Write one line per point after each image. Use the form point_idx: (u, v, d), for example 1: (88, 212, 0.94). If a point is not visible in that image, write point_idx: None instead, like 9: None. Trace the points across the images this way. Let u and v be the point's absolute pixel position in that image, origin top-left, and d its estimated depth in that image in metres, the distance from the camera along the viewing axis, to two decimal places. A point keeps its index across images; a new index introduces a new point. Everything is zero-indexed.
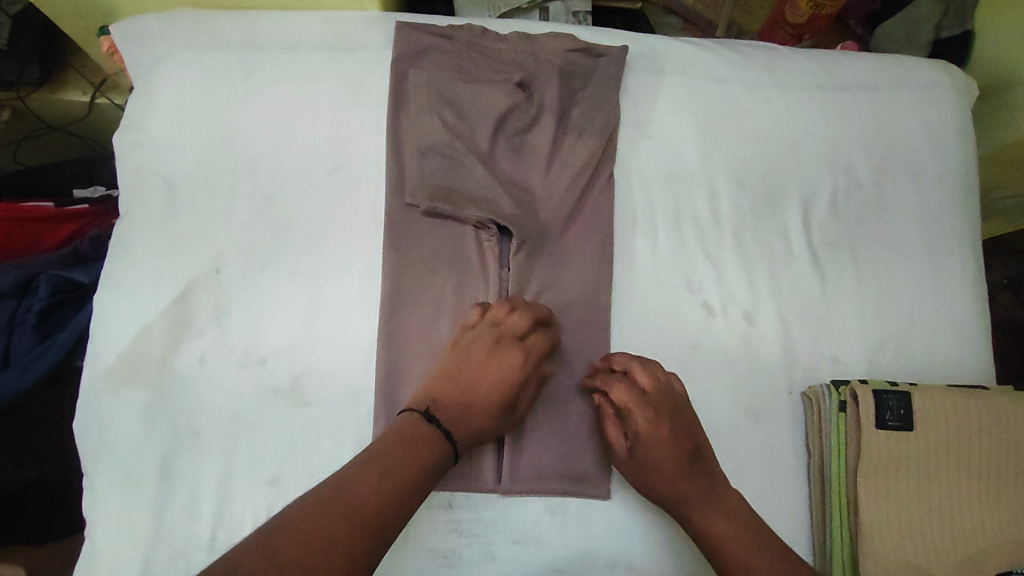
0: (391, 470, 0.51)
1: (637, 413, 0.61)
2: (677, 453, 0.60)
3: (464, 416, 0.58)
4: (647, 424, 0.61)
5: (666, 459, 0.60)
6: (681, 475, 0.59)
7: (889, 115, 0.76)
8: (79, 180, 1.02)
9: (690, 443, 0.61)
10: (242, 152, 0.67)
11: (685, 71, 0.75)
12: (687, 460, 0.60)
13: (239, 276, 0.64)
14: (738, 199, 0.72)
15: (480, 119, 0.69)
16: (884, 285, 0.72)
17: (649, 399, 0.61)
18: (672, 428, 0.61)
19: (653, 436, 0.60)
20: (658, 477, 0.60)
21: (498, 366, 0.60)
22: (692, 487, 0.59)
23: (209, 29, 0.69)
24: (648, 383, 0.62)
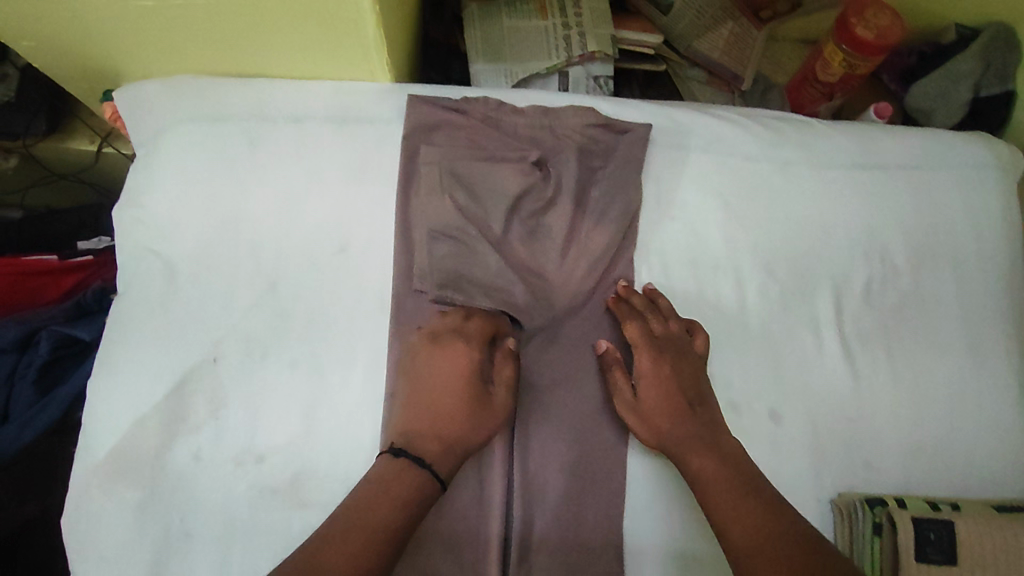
0: (390, 486, 0.52)
1: (644, 350, 0.62)
2: (675, 398, 0.60)
3: (439, 432, 0.56)
4: (653, 362, 0.62)
5: (660, 397, 0.60)
6: (678, 414, 0.59)
7: (929, 196, 0.72)
8: (83, 229, 0.98)
9: (693, 391, 0.61)
10: (244, 232, 0.64)
11: (712, 148, 0.71)
12: (687, 405, 0.60)
13: (238, 365, 0.62)
14: (766, 287, 0.68)
15: (495, 201, 0.65)
16: (919, 381, 0.68)
17: (659, 341, 0.62)
18: (678, 372, 0.61)
19: (655, 374, 0.61)
20: (657, 414, 0.59)
21: (444, 372, 0.58)
22: (688, 426, 0.58)
23: (212, 99, 0.66)
24: (659, 327, 0.63)
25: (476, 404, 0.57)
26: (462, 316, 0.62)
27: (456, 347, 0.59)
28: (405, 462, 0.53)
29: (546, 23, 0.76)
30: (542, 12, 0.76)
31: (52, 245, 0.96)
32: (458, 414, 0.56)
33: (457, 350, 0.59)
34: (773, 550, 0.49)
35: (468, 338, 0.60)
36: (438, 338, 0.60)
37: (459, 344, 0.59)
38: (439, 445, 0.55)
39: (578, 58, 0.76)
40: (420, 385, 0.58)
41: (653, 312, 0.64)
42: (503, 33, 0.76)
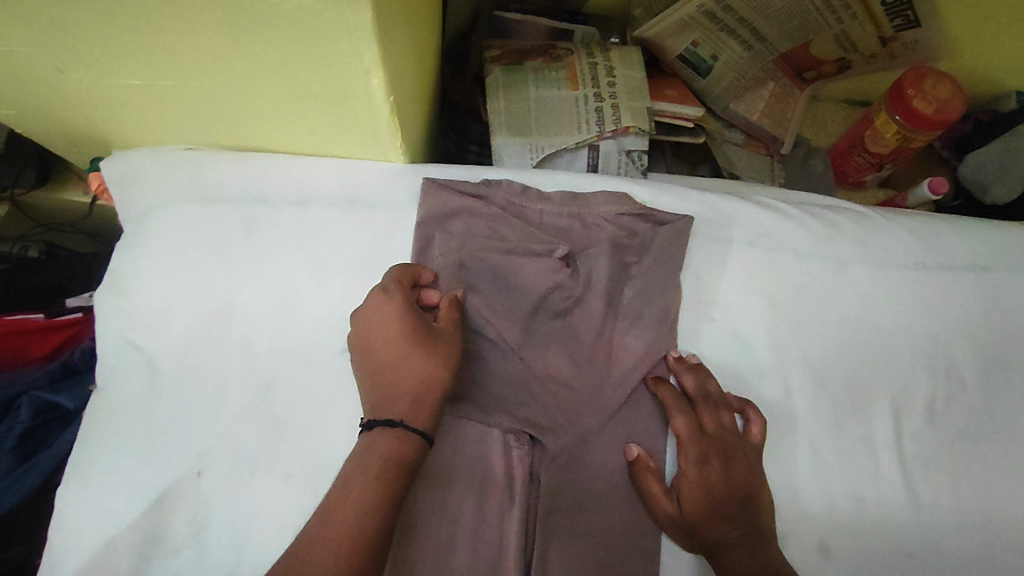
0: (373, 454, 0.45)
1: (691, 449, 0.57)
2: (723, 496, 0.55)
3: (406, 383, 0.48)
4: (700, 462, 0.56)
5: (704, 497, 0.55)
6: (724, 517, 0.54)
7: (998, 302, 0.65)
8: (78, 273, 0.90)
9: (743, 488, 0.55)
10: (236, 328, 0.57)
11: (760, 241, 0.64)
12: (734, 507, 0.54)
13: (224, 481, 0.54)
14: (819, 401, 0.61)
15: (517, 300, 0.58)
16: (991, 513, 0.60)
17: (709, 439, 0.57)
18: (730, 473, 0.55)
19: (701, 476, 0.56)
20: (701, 518, 0.54)
21: (392, 317, 0.50)
22: (730, 526, 0.53)
23: (208, 176, 0.60)
24: (711, 421, 0.58)
25: (422, 331, 0.49)
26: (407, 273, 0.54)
27: (392, 303, 0.51)
28: (392, 431, 0.46)
29: (575, 94, 0.71)
30: (571, 82, 0.72)
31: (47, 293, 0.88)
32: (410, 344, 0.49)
33: (396, 299, 0.51)
34: None
35: (404, 288, 0.52)
36: (384, 288, 0.52)
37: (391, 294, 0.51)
38: (413, 403, 0.47)
39: (610, 132, 0.69)
40: (370, 347, 0.50)
41: (704, 402, 0.58)
42: (529, 103, 0.70)
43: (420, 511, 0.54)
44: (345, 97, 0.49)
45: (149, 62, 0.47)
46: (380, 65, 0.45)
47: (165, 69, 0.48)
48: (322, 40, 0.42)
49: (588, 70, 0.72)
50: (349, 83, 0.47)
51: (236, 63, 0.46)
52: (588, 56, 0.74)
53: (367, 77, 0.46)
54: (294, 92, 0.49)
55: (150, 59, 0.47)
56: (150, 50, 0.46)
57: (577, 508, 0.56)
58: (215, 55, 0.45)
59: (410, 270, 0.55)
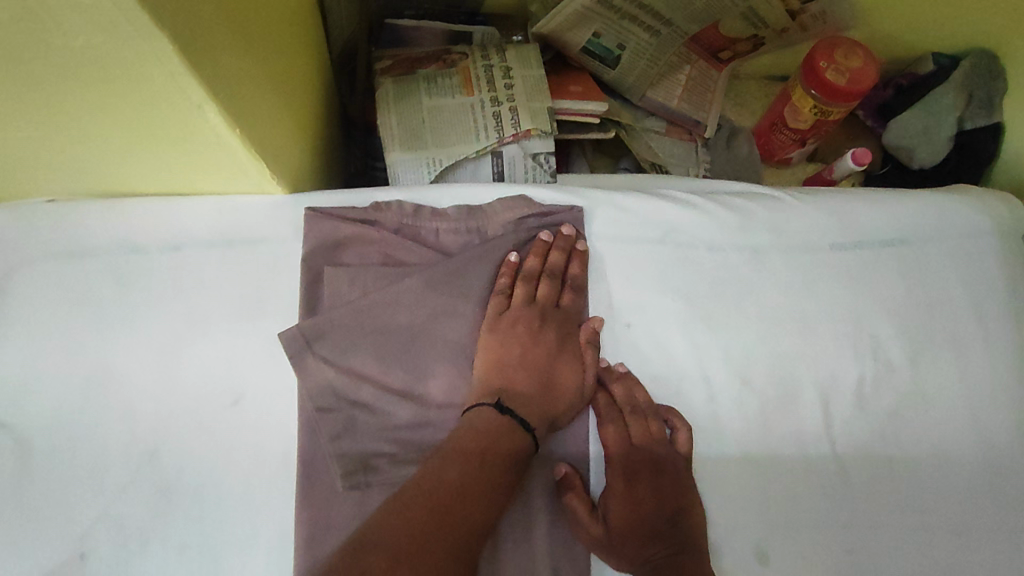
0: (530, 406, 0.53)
1: (617, 462, 0.55)
2: (653, 511, 0.53)
3: (485, 459, 0.49)
4: (629, 474, 0.55)
5: (629, 513, 0.53)
6: (651, 532, 0.52)
7: (922, 276, 0.63)
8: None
9: (669, 503, 0.54)
10: (114, 391, 0.53)
11: (671, 239, 0.61)
12: (661, 522, 0.53)
13: (110, 560, 0.49)
14: (744, 400, 0.59)
15: (412, 333, 0.55)
16: (926, 494, 0.59)
17: (637, 451, 0.55)
18: (655, 485, 0.54)
19: (631, 490, 0.54)
20: (627, 534, 0.53)
21: (512, 356, 0.54)
22: (656, 544, 0.52)
23: (68, 229, 0.55)
24: (640, 432, 0.56)
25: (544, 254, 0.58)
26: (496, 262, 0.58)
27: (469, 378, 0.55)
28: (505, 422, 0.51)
29: (470, 100, 0.67)
30: (466, 87, 0.68)
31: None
32: (495, 410, 0.51)
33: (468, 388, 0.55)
34: None
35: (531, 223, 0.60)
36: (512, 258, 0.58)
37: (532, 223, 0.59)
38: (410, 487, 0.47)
39: (510, 137, 0.66)
40: (514, 342, 0.55)
41: (633, 412, 0.56)
42: (421, 115, 0.67)
43: None
44: (188, 134, 0.45)
45: None
46: (210, 100, 0.40)
47: None
48: (136, 83, 0.38)
49: (483, 73, 0.69)
50: (187, 120, 0.43)
51: (60, 115, 0.42)
52: (483, 58, 0.70)
53: (201, 112, 0.42)
54: (133, 135, 0.45)
55: None
56: None
57: (499, 544, 0.53)
58: (28, 109, 0.41)
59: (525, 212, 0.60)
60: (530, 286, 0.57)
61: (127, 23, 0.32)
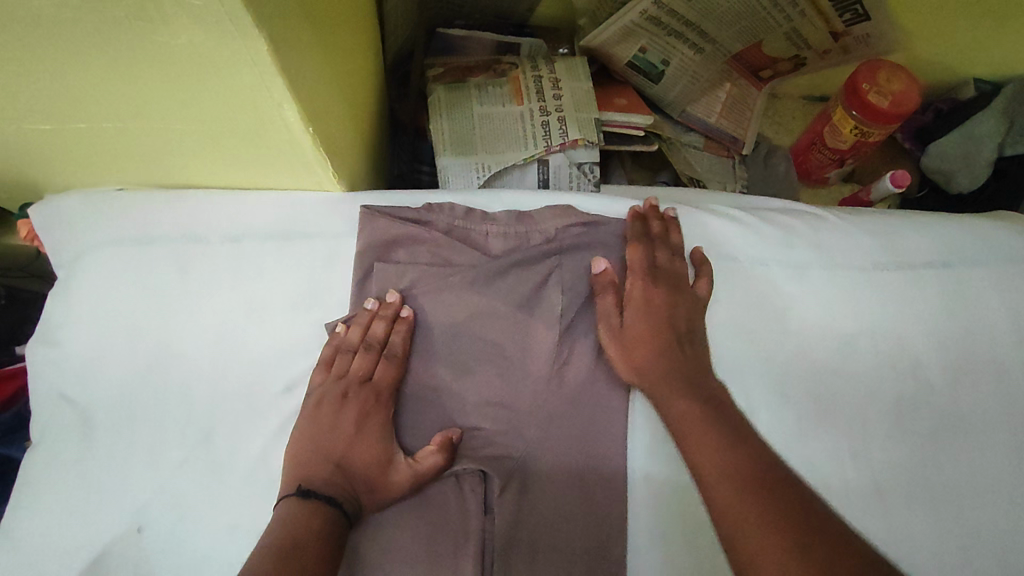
0: (331, 487, 0.51)
1: (639, 275, 0.59)
2: (667, 326, 0.57)
3: (323, 490, 0.50)
4: (645, 290, 0.59)
5: (643, 322, 0.58)
6: (662, 363, 0.56)
7: (966, 299, 0.63)
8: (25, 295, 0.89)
9: (685, 325, 0.58)
10: (173, 373, 0.55)
11: (714, 251, 0.62)
12: (675, 344, 0.57)
13: (166, 535, 0.52)
14: (782, 411, 0.59)
15: (460, 334, 0.58)
16: (963, 517, 0.59)
17: (660, 270, 0.60)
18: (672, 305, 0.58)
19: (647, 308, 0.58)
20: (651, 364, 0.56)
21: (307, 441, 0.53)
22: (675, 376, 0.55)
23: (138, 219, 0.58)
24: (663, 258, 0.60)
25: (402, 322, 0.57)
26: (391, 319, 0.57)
27: (386, 370, 0.56)
28: (326, 508, 0.50)
29: (520, 109, 0.69)
30: (515, 97, 0.70)
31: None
32: (299, 496, 0.50)
33: (382, 371, 0.56)
34: (748, 456, 0.49)
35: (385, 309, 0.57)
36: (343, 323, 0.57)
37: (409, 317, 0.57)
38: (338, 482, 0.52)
39: (558, 146, 0.67)
40: (329, 443, 0.54)
41: (659, 241, 0.61)
42: (472, 121, 0.69)
43: (376, 552, 0.52)
44: (263, 131, 0.48)
45: (52, 106, 0.45)
46: (290, 98, 0.43)
47: (71, 112, 0.46)
48: (224, 78, 0.41)
49: (533, 84, 0.71)
50: (264, 116, 0.46)
51: (149, 106, 0.45)
52: (532, 69, 0.72)
53: (280, 109, 0.44)
54: (210, 127, 0.47)
55: (54, 101, 0.45)
56: (48, 91, 0.43)
57: (536, 544, 0.54)
58: (122, 99, 0.44)
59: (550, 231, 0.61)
60: (346, 361, 0.56)
61: (230, 21, 0.35)
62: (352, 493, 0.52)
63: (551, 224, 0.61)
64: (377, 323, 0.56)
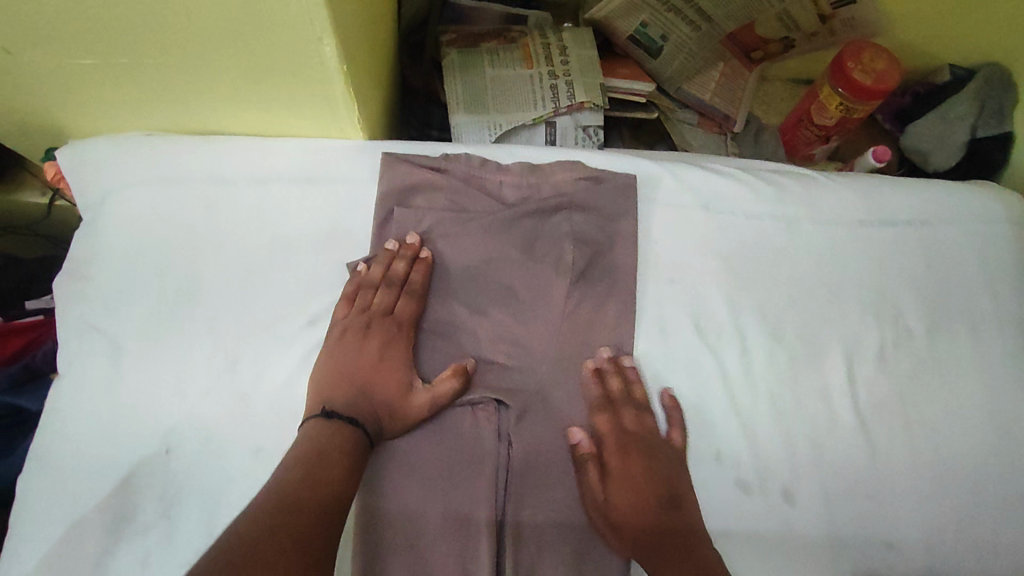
0: (359, 409, 0.55)
1: (614, 459, 0.58)
2: (653, 503, 0.56)
3: (345, 414, 0.54)
4: (621, 459, 0.58)
5: (630, 496, 0.56)
6: (652, 520, 0.55)
7: (943, 255, 0.68)
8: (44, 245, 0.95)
9: (666, 487, 0.56)
10: (201, 306, 0.58)
11: (713, 205, 0.66)
12: (659, 512, 0.55)
13: (193, 457, 0.55)
14: (774, 352, 0.64)
15: (476, 275, 0.61)
16: (940, 453, 0.63)
17: (629, 436, 0.59)
18: (650, 470, 0.57)
19: (624, 472, 0.57)
20: (629, 520, 0.55)
21: (332, 368, 0.57)
22: (672, 542, 0.53)
23: (166, 162, 0.61)
24: (632, 420, 0.59)
25: (423, 261, 0.60)
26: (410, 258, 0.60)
27: (407, 305, 0.59)
28: (347, 430, 0.53)
29: (530, 72, 0.73)
30: (526, 60, 0.73)
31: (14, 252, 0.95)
32: (323, 416, 0.53)
33: (404, 306, 0.59)
34: None
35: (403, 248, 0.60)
36: (367, 259, 0.60)
37: (428, 257, 0.61)
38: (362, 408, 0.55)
39: (566, 108, 0.71)
40: (354, 371, 0.57)
41: (626, 403, 0.59)
42: (484, 82, 0.72)
43: (396, 478, 0.55)
44: (299, 69, 0.51)
45: (99, 39, 0.48)
46: (330, 33, 0.46)
47: (115, 46, 0.49)
48: (274, 11, 0.44)
49: (541, 49, 0.74)
50: (303, 54, 0.49)
51: (194, 42, 0.48)
52: (541, 36, 0.76)
53: (319, 46, 0.48)
54: (248, 64, 0.50)
55: (100, 35, 0.47)
56: (96, 23, 0.46)
57: (550, 471, 0.57)
58: (166, 32, 0.47)
59: (561, 183, 0.64)
60: (368, 296, 0.59)
61: None
62: (374, 417, 0.55)
63: (561, 177, 0.64)
64: (398, 262, 0.60)
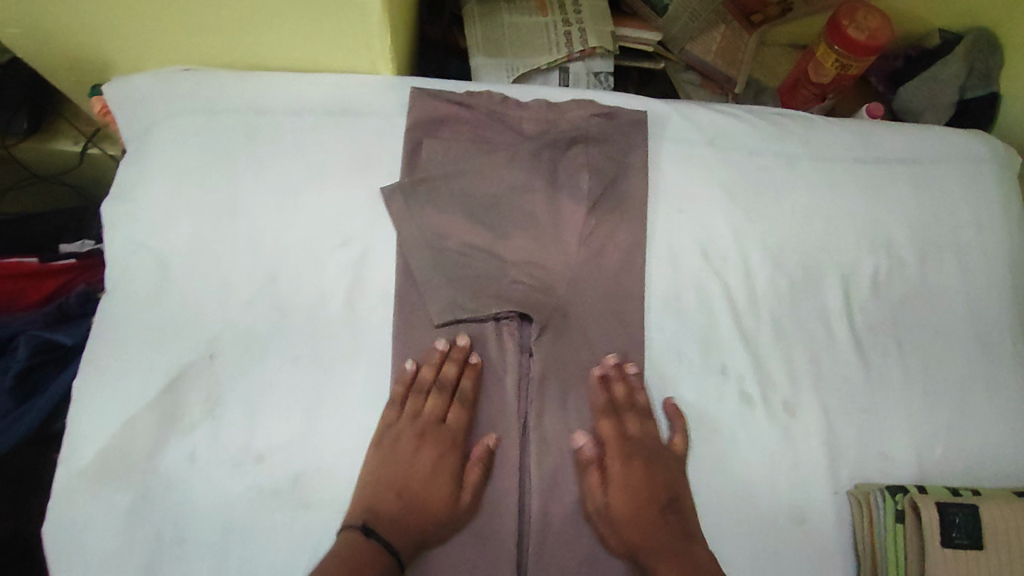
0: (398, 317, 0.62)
1: (614, 455, 0.60)
2: (651, 499, 0.58)
3: (384, 532, 0.54)
4: (621, 465, 0.59)
5: (628, 495, 0.58)
6: (647, 522, 0.57)
7: (933, 191, 0.73)
8: (84, 192, 1.03)
9: (666, 490, 0.59)
10: (241, 225, 0.62)
11: (718, 142, 0.71)
12: (659, 510, 0.57)
13: (235, 363, 0.59)
14: (775, 277, 0.68)
15: (497, 202, 0.65)
16: (931, 372, 0.68)
17: (633, 442, 0.60)
18: (649, 473, 0.59)
19: (623, 473, 0.59)
20: (626, 521, 0.57)
21: (379, 476, 0.57)
22: (663, 543, 0.56)
23: (208, 93, 0.65)
24: (635, 426, 0.61)
25: (450, 185, 0.65)
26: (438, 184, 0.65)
27: (436, 226, 0.64)
28: (369, 538, 0.53)
29: (546, 20, 0.76)
30: (541, 9, 0.77)
31: (60, 198, 1.03)
32: (360, 531, 0.54)
33: (435, 226, 0.64)
34: None
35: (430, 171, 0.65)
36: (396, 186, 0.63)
37: (454, 184, 0.65)
38: (400, 500, 0.56)
39: (579, 53, 0.76)
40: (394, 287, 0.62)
41: (630, 409, 0.61)
42: (503, 30, 0.76)
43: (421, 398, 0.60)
44: None
45: None
46: None
47: None
48: None
49: None
50: None
51: None
52: None
53: None
54: None
55: None
56: None
57: (566, 379, 0.63)
58: None
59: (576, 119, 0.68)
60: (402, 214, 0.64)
61: None
62: (407, 325, 0.62)
63: (577, 113, 0.68)
64: (426, 187, 0.64)
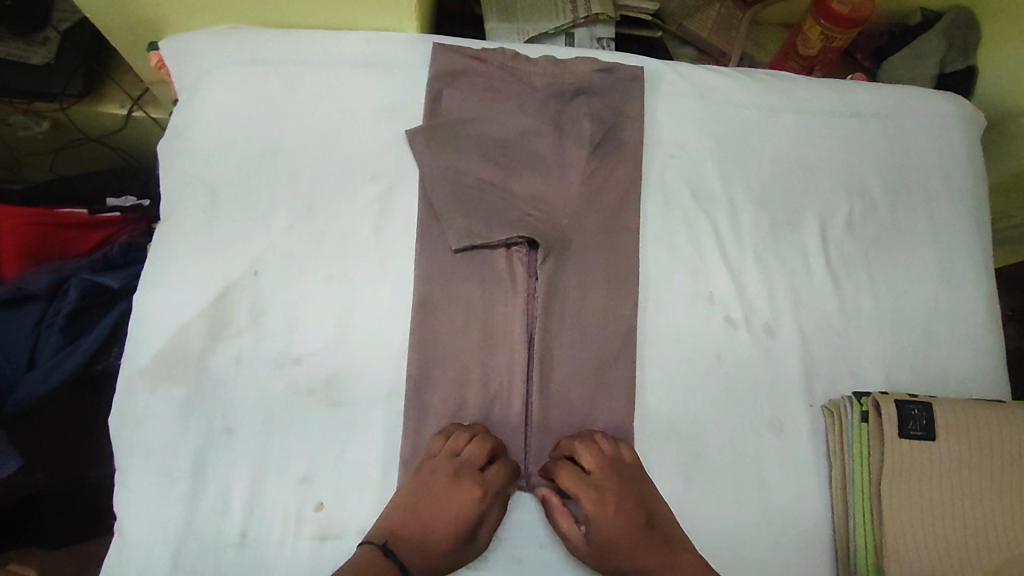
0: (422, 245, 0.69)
1: (581, 491, 0.61)
2: (630, 527, 0.59)
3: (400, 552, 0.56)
4: (592, 489, 0.61)
5: (615, 526, 0.59)
6: (634, 546, 0.59)
7: (903, 143, 0.80)
8: (126, 154, 1.11)
9: (643, 510, 0.60)
10: (283, 161, 0.70)
11: (707, 96, 0.79)
12: (641, 532, 0.59)
13: (276, 280, 0.67)
14: (759, 216, 0.75)
15: (508, 144, 0.73)
16: (900, 303, 0.75)
17: (595, 478, 0.61)
18: (620, 498, 0.60)
19: (598, 510, 0.60)
20: (614, 545, 0.59)
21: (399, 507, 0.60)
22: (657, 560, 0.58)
23: (253, 46, 0.73)
24: (591, 459, 0.62)
25: (465, 126, 0.73)
26: (455, 126, 0.72)
27: (453, 163, 0.71)
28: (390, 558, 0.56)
29: None
30: None
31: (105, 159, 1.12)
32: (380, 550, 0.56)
33: (453, 163, 0.71)
34: None
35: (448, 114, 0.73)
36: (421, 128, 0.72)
37: (470, 127, 0.73)
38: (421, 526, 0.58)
39: (583, 20, 0.84)
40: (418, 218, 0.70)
41: (581, 443, 0.63)
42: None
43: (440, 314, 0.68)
44: None
45: None
46: None
47: None
48: None
49: None
50: None
51: None
52: None
53: None
54: None
55: None
56: None
57: (567, 299, 0.70)
58: None
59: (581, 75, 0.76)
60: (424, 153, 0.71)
61: None
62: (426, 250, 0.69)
63: (581, 68, 0.76)
64: (445, 129, 0.72)
